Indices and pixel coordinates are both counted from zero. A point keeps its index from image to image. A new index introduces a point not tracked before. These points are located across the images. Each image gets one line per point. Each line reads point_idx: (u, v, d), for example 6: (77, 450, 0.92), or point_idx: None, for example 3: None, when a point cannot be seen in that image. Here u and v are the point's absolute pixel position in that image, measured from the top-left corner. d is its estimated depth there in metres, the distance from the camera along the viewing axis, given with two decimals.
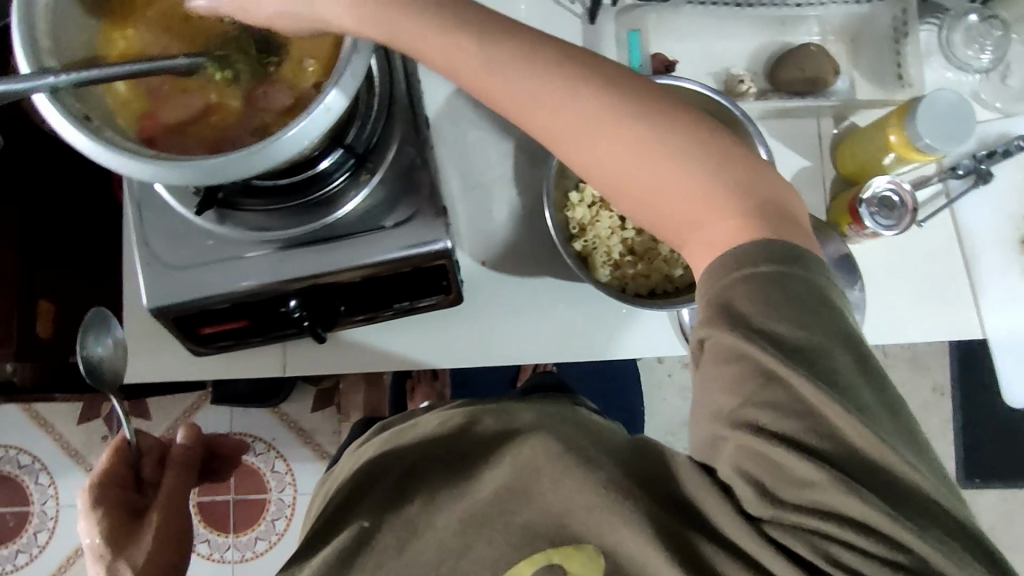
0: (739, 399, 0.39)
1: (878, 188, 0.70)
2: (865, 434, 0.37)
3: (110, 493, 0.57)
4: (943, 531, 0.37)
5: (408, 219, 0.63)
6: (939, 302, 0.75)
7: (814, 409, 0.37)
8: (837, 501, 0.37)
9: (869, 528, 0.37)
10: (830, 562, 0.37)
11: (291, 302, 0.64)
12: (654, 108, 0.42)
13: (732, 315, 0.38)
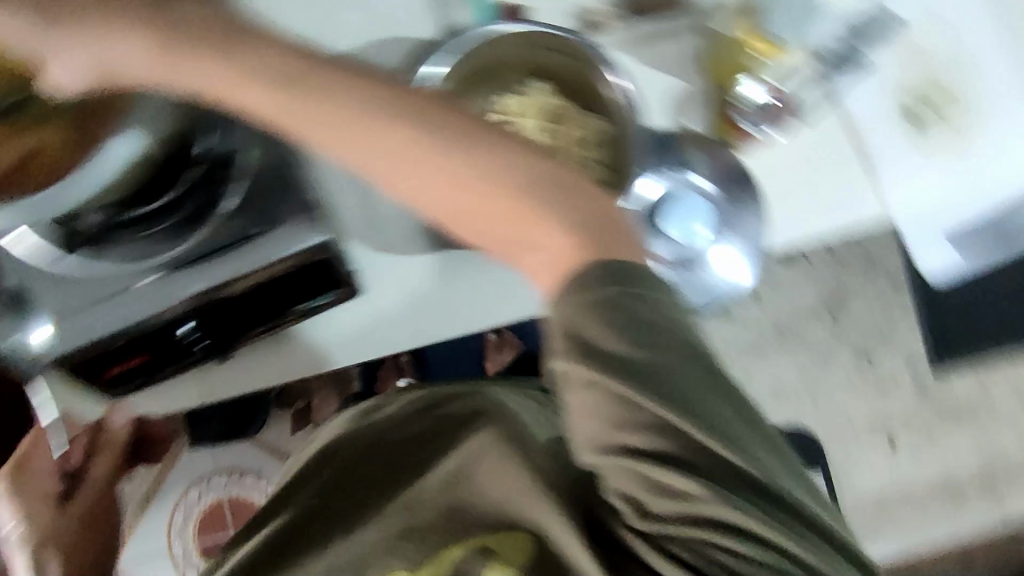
0: (607, 426, 0.41)
1: (756, 95, 0.73)
2: (730, 454, 0.41)
3: None
4: (802, 524, 0.42)
5: (278, 223, 0.63)
6: (837, 194, 0.74)
7: (669, 421, 0.40)
8: (713, 510, 0.41)
9: (738, 530, 0.41)
10: (705, 557, 0.42)
11: (184, 326, 0.63)
12: (472, 139, 0.45)
13: (587, 347, 0.41)
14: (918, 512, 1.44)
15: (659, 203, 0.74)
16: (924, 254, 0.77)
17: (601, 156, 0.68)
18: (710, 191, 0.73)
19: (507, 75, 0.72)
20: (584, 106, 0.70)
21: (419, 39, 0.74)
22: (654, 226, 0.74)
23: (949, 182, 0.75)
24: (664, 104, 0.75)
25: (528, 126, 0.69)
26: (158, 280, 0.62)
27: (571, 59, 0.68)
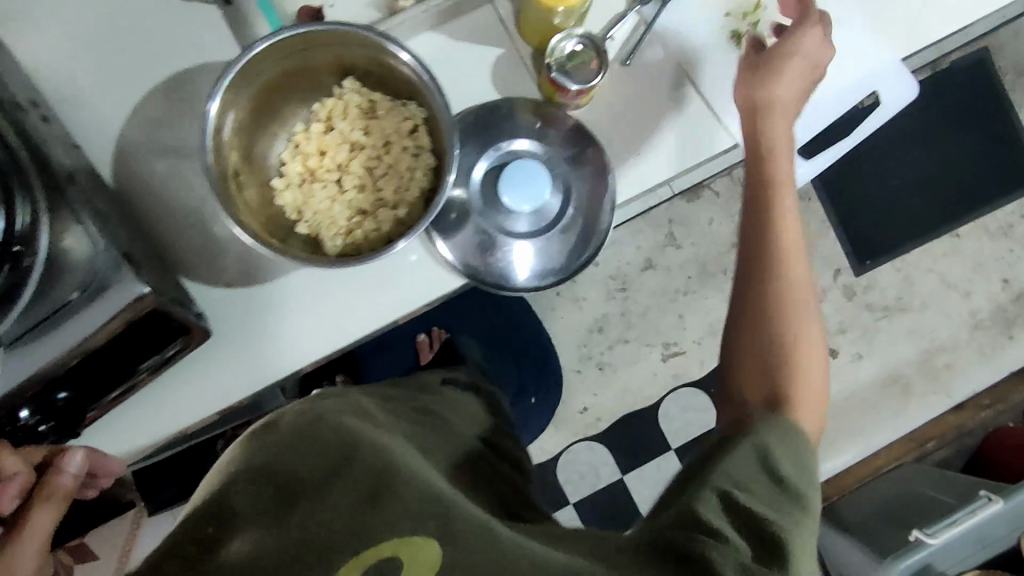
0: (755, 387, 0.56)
1: (565, 49, 0.69)
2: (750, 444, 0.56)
3: None
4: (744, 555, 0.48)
5: (102, 284, 0.57)
6: (676, 129, 0.74)
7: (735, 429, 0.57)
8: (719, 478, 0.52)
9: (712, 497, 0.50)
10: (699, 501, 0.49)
11: (25, 412, 0.61)
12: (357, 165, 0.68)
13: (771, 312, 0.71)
14: (866, 407, 1.55)
15: (494, 181, 0.72)
16: None
17: (425, 142, 0.67)
18: (540, 156, 0.73)
19: (312, 78, 0.67)
20: (398, 96, 0.67)
21: (220, 61, 0.71)
22: (496, 206, 0.72)
23: None
24: (487, 75, 0.74)
25: (347, 128, 0.68)
26: None
27: (369, 50, 0.64)
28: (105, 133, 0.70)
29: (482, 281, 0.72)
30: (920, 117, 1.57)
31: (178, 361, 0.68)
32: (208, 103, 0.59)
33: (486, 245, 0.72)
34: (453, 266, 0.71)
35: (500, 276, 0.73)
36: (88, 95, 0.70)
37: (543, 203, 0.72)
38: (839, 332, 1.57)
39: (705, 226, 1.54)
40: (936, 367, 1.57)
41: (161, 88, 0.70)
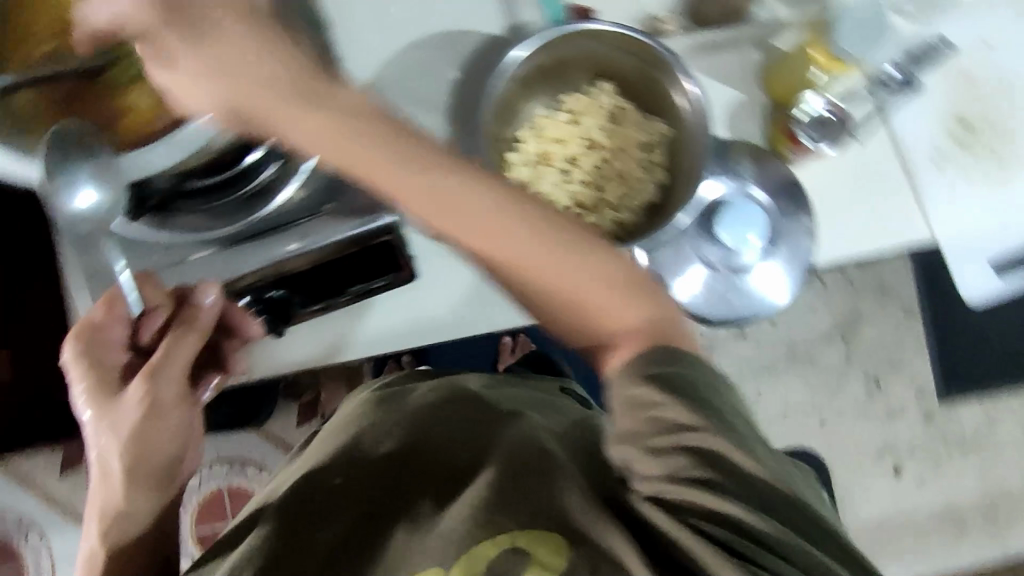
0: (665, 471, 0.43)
1: (814, 108, 0.71)
2: (760, 520, 0.42)
3: (99, 368, 0.55)
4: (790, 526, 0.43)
5: (344, 199, 0.63)
6: (882, 210, 0.76)
7: (735, 487, 0.43)
8: (750, 520, 0.42)
9: (737, 548, 0.41)
10: (758, 542, 0.41)
11: (244, 300, 0.63)
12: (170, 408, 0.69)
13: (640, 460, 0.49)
14: (919, 534, 1.52)
15: (715, 208, 0.74)
16: (965, 278, 0.78)
17: (659, 157, 0.70)
18: (763, 202, 0.74)
19: (574, 75, 0.72)
20: (645, 111, 0.71)
21: (488, 33, 0.75)
22: (707, 230, 0.74)
23: (989, 209, 0.78)
24: (723, 112, 0.76)
25: (591, 126, 0.71)
26: (208, 257, 0.63)
27: (636, 62, 0.68)
28: (364, 69, 0.73)
29: None
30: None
31: (376, 298, 0.68)
32: (515, 45, 0.65)
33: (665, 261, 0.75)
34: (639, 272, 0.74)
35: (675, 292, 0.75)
36: (358, 30, 0.73)
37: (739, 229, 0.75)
38: (909, 452, 1.55)
39: (807, 310, 1.55)
40: (995, 515, 1.54)
41: (424, 41, 0.74)
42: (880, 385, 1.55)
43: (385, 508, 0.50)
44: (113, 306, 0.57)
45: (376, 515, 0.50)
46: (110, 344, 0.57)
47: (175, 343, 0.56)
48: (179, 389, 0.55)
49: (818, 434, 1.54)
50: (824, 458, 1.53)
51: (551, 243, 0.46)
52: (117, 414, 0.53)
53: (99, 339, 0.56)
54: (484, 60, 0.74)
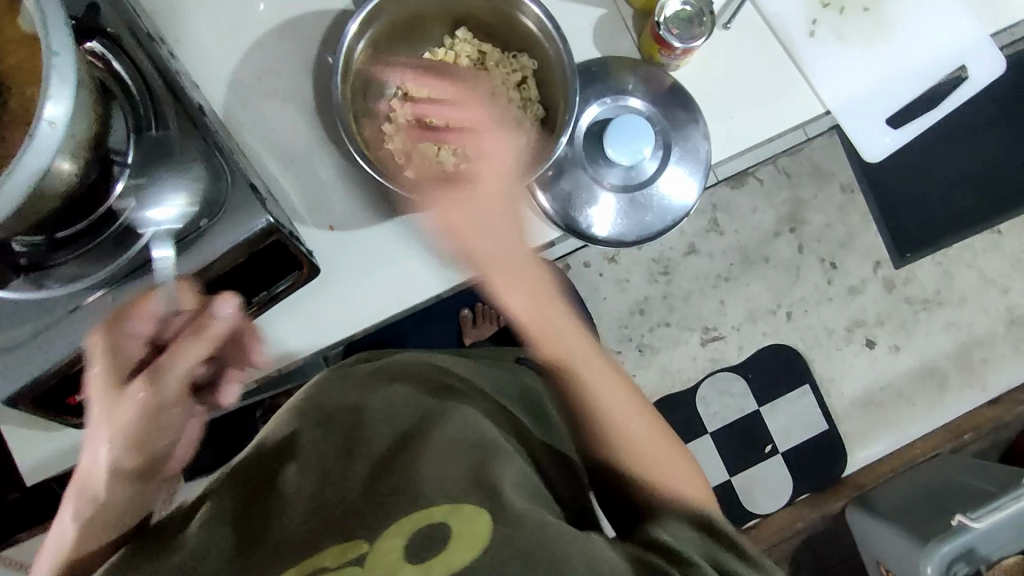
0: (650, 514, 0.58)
1: (672, 7, 0.70)
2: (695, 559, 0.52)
3: (109, 360, 0.55)
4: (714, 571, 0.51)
5: (220, 211, 0.60)
6: (767, 91, 0.75)
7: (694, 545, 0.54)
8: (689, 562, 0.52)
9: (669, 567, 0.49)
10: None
11: None
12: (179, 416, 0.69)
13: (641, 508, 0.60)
14: (904, 398, 1.56)
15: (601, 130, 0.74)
16: (861, 136, 0.79)
17: (533, 92, 0.69)
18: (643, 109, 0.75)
19: (428, 30, 0.70)
20: (509, 50, 0.70)
21: (336, 9, 0.72)
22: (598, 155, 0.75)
23: (873, 62, 0.77)
24: (589, 32, 0.75)
25: (458, 76, 0.70)
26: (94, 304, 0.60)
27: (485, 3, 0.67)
28: (218, 75, 0.71)
29: (574, 228, 0.74)
30: (978, 110, 1.52)
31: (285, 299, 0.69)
32: (349, 22, 0.63)
33: (566, 199, 0.74)
34: (549, 214, 0.73)
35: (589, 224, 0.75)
36: (201, 37, 0.71)
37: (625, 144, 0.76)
38: (877, 323, 1.57)
39: (748, 211, 1.56)
40: (972, 362, 1.58)
41: (274, 32, 0.72)
42: (836, 265, 1.57)
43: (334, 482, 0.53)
44: (149, 305, 0.55)
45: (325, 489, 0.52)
46: (135, 335, 0.55)
47: (185, 350, 0.55)
48: (179, 390, 0.56)
49: (788, 327, 1.56)
50: (798, 348, 1.56)
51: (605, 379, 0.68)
52: (124, 409, 0.54)
53: (124, 331, 0.55)
54: (336, 37, 0.72)
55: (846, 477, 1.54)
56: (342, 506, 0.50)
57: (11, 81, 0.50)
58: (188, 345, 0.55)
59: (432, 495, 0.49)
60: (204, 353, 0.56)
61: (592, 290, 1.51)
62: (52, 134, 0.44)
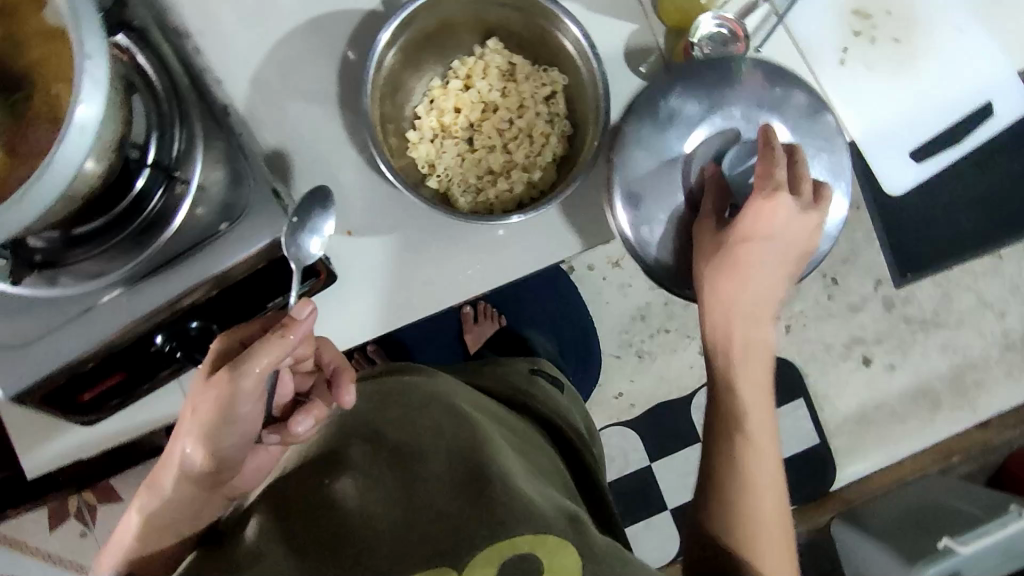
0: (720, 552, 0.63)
1: (707, 30, 0.69)
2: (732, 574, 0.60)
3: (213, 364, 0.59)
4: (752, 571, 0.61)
5: (241, 215, 0.60)
6: None
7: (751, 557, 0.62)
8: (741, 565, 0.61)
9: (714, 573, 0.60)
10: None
11: (159, 340, 0.61)
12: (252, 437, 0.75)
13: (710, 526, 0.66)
14: (896, 416, 1.57)
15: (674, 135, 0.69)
16: (884, 171, 0.79)
17: (560, 108, 0.68)
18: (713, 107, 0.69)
19: (459, 39, 0.69)
20: (539, 63, 0.68)
21: (366, 10, 0.71)
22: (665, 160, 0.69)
23: (901, 95, 0.77)
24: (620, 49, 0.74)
25: (486, 87, 0.68)
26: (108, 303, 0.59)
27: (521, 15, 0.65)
28: (241, 70, 0.70)
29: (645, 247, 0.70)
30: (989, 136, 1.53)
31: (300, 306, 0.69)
32: (381, 30, 0.60)
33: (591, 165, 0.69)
34: (626, 238, 0.69)
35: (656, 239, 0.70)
36: (226, 31, 0.70)
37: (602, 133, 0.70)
38: (875, 341, 1.58)
39: None
40: (965, 384, 1.59)
41: (300, 30, 0.70)
42: (838, 281, 1.58)
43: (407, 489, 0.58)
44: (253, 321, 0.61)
45: (396, 496, 0.57)
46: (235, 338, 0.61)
47: (267, 350, 0.57)
48: (255, 382, 0.57)
49: (787, 341, 1.57)
50: (796, 363, 1.57)
51: (757, 391, 0.68)
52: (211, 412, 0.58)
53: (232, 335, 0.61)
54: (364, 40, 0.71)
55: (833, 492, 1.56)
56: (418, 520, 0.55)
57: (35, 73, 0.49)
58: (278, 343, 0.57)
59: (514, 524, 0.54)
60: (281, 353, 0.57)
61: (594, 294, 1.51)
62: (81, 140, 0.43)
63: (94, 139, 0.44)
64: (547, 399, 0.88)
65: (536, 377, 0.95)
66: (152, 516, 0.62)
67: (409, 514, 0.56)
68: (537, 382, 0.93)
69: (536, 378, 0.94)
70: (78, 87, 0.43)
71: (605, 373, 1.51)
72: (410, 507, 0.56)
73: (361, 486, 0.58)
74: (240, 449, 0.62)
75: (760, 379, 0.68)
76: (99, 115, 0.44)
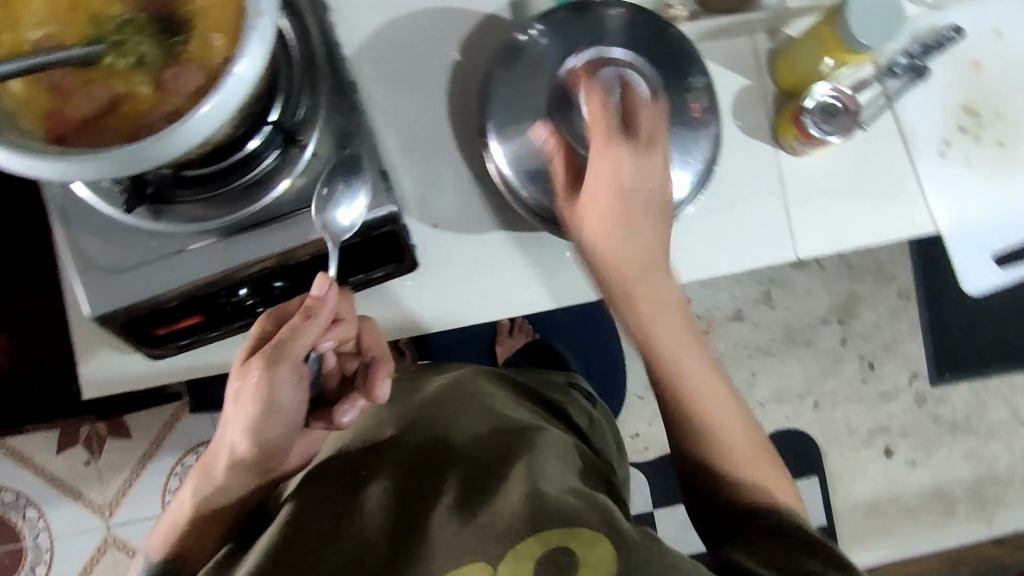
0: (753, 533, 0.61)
1: (820, 97, 0.71)
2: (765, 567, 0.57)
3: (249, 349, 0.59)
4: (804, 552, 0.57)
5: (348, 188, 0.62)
6: (884, 200, 0.75)
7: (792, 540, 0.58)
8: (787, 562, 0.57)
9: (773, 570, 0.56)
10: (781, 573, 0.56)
11: (241, 292, 0.63)
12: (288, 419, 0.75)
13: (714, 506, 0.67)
14: (908, 514, 1.55)
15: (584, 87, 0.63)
16: (964, 270, 0.78)
17: None
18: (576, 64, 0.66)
19: None
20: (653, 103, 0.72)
21: (493, 17, 0.73)
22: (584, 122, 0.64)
23: (994, 198, 0.77)
24: (729, 102, 0.75)
25: None
26: (201, 249, 0.61)
27: (651, 49, 0.67)
28: (363, 50, 0.72)
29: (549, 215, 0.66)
30: None
31: (376, 285, 0.70)
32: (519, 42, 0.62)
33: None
34: (522, 200, 0.66)
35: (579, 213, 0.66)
36: (357, 10, 0.72)
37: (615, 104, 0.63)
38: (900, 433, 1.56)
39: (803, 292, 1.55)
40: (984, 495, 1.56)
41: (427, 23, 0.73)
42: (874, 367, 1.56)
43: (423, 502, 0.59)
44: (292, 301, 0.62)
45: (414, 507, 0.58)
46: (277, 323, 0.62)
47: (297, 334, 0.57)
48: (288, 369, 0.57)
49: (812, 415, 1.55)
50: (816, 439, 1.55)
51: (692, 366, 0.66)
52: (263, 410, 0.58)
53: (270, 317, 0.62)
54: (486, 44, 0.73)
55: None
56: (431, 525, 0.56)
57: (195, 19, 0.51)
58: (314, 330, 0.57)
59: (545, 518, 0.52)
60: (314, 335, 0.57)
61: None
62: (236, 93, 0.45)
63: (246, 95, 0.47)
64: (584, 411, 0.89)
65: (572, 389, 0.95)
66: (203, 500, 0.63)
67: (425, 523, 0.56)
68: (572, 392, 0.94)
69: (573, 389, 0.95)
70: (244, 43, 0.45)
71: (626, 410, 1.51)
72: (434, 503, 0.58)
73: (379, 501, 0.59)
74: (286, 440, 0.63)
75: (703, 363, 0.67)
76: (255, 73, 0.46)
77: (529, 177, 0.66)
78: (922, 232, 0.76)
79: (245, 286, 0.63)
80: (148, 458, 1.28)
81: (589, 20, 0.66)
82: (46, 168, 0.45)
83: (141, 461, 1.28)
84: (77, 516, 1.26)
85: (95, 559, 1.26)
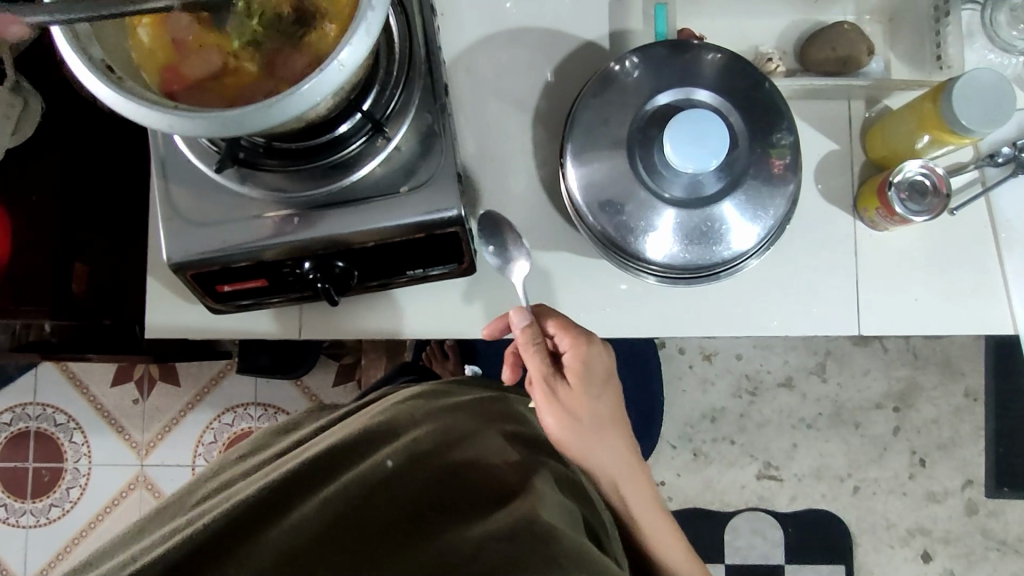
0: None
1: (909, 173, 0.69)
2: None
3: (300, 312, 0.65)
4: None
5: (422, 184, 0.64)
6: (962, 290, 0.72)
7: None
8: None
9: None
10: None
11: (306, 265, 0.66)
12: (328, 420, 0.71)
13: None
14: None
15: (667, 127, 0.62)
16: None
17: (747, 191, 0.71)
18: (666, 99, 0.66)
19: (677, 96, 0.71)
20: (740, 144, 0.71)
21: (591, 44, 0.75)
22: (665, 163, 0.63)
23: None
24: (815, 162, 0.74)
25: None
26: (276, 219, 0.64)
27: (743, 96, 0.66)
28: (461, 57, 0.75)
29: (613, 247, 0.67)
30: None
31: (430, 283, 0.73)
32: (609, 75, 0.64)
33: (694, 187, 0.64)
34: (590, 226, 0.67)
35: (644, 247, 0.66)
36: (463, 19, 0.75)
37: (698, 148, 0.61)
38: (942, 540, 1.47)
39: (861, 372, 1.49)
40: None
41: (526, 41, 0.75)
42: (926, 464, 1.48)
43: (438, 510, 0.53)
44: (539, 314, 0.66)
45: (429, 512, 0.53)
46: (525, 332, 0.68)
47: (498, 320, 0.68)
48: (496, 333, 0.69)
49: (849, 501, 1.48)
50: (850, 527, 1.47)
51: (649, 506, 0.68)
52: None
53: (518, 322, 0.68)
54: (580, 69, 0.75)
55: None
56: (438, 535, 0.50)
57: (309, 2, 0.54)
58: (532, 352, 0.62)
59: (567, 558, 0.47)
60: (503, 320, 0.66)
61: (674, 378, 1.49)
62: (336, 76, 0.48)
63: (345, 78, 0.49)
64: None
65: None
66: None
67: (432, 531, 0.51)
68: None
69: None
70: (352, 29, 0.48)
71: (655, 457, 1.48)
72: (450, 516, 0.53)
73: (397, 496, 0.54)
74: None
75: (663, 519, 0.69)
76: (355, 59, 0.48)
77: (599, 205, 0.66)
78: (999, 330, 0.72)
79: (309, 260, 0.65)
80: (190, 408, 1.34)
81: (686, 60, 0.67)
82: (154, 118, 0.49)
83: (183, 410, 1.34)
84: (116, 449, 1.33)
85: (123, 495, 1.32)
